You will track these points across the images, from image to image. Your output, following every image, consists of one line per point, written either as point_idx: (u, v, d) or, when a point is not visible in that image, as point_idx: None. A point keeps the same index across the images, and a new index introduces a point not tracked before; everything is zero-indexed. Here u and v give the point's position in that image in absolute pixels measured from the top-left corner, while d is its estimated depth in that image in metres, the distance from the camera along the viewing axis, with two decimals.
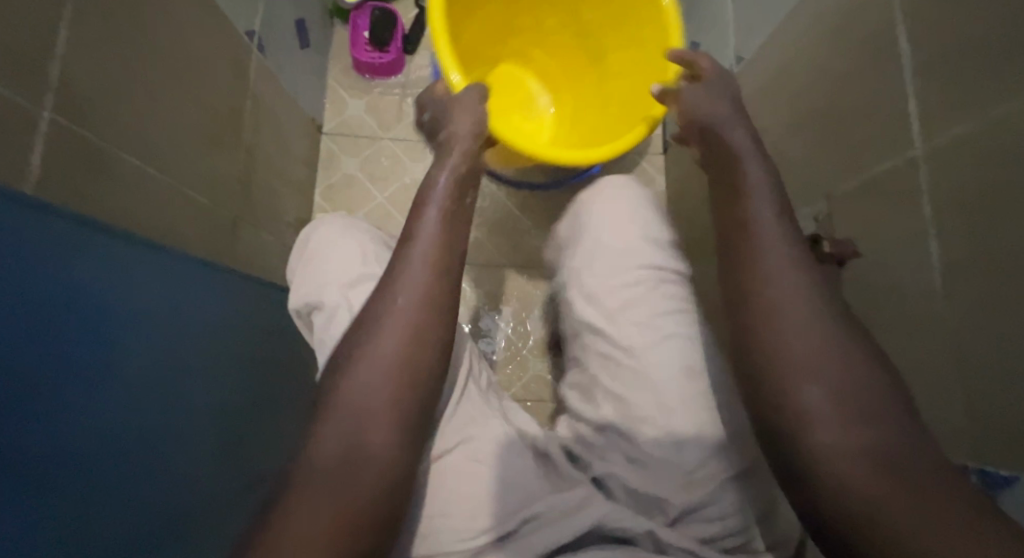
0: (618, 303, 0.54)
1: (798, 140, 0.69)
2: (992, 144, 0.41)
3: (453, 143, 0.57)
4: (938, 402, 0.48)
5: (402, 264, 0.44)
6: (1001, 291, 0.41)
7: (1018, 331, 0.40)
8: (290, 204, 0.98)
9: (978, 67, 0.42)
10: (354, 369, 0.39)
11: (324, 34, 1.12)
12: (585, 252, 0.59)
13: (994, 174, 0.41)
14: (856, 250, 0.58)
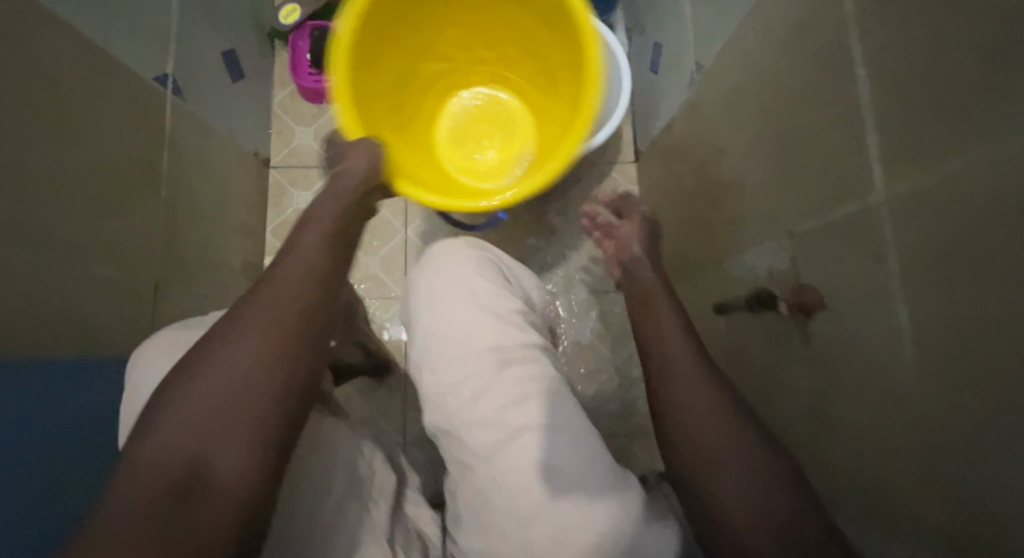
0: (482, 336, 0.51)
1: (750, 159, 0.64)
2: (959, 197, 0.34)
3: (349, 175, 0.56)
4: (901, 452, 0.41)
5: (282, 275, 0.43)
6: (968, 382, 0.34)
7: (988, 441, 0.32)
8: (235, 250, 0.94)
9: (937, 98, 0.35)
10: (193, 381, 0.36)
11: (262, 61, 1.06)
12: (443, 306, 0.54)
13: (964, 232, 0.34)
14: (819, 301, 0.51)
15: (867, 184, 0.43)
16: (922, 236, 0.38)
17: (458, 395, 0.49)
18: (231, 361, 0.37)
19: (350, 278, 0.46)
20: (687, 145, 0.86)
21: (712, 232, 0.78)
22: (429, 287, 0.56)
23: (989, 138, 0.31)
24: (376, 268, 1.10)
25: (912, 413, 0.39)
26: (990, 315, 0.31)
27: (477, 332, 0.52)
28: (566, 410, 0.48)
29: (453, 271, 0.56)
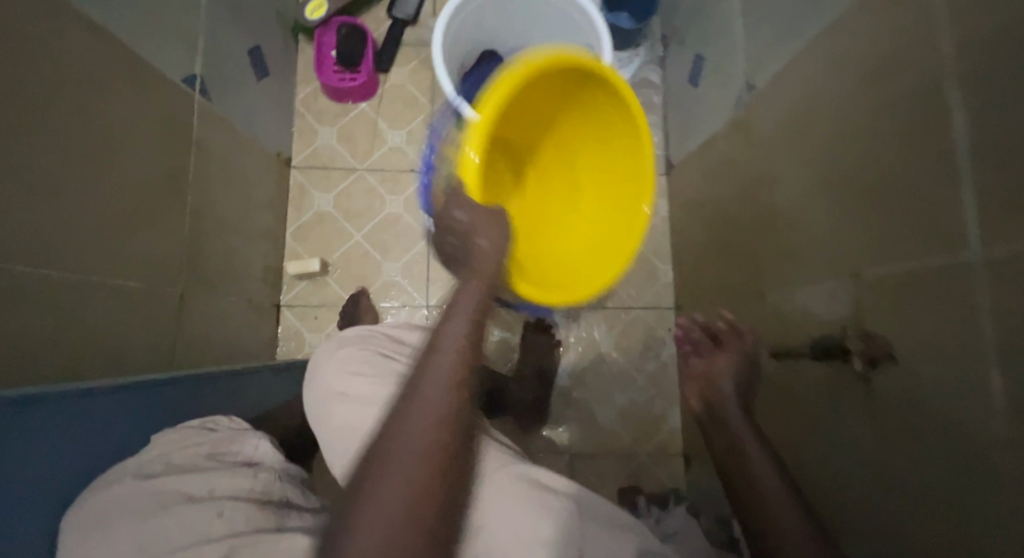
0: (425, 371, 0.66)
1: (806, 188, 0.62)
2: None
3: (478, 255, 0.52)
4: (957, 499, 0.41)
5: (433, 353, 0.38)
6: None
7: None
8: (255, 256, 0.91)
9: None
10: (386, 466, 0.31)
11: (287, 56, 1.03)
12: (331, 377, 0.62)
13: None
14: (886, 353, 0.48)
15: (947, 233, 0.42)
16: (1001, 308, 0.37)
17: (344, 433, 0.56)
18: (406, 452, 0.32)
19: (470, 366, 0.38)
20: (730, 161, 0.83)
21: (757, 261, 0.75)
22: (320, 368, 0.65)
23: None
24: (396, 275, 1.04)
25: (1008, 496, 0.36)
26: None
27: (355, 394, 0.59)
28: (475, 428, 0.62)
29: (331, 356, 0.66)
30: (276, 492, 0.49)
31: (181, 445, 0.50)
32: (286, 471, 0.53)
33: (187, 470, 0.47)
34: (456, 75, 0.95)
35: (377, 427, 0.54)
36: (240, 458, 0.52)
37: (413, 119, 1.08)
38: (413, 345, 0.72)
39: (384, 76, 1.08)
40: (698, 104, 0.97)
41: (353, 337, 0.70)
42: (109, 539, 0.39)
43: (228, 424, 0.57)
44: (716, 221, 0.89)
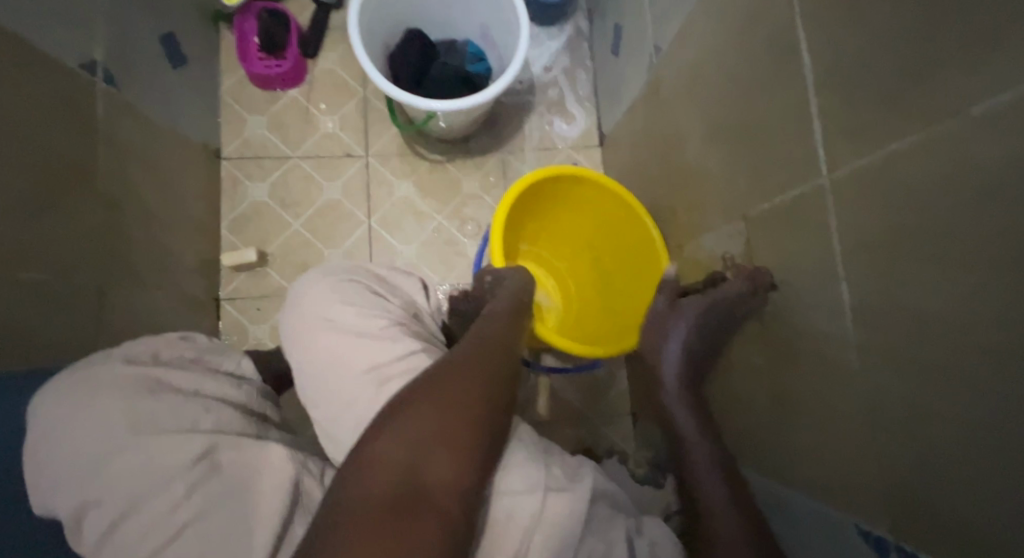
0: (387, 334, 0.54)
1: (704, 138, 0.65)
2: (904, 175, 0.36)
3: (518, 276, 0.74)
4: (837, 406, 0.46)
5: (466, 345, 0.53)
6: (916, 349, 0.36)
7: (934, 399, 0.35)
8: (188, 248, 0.90)
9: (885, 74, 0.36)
10: (438, 391, 0.44)
11: (207, 46, 1.01)
12: (316, 300, 0.57)
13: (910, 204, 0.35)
14: (771, 283, 0.53)
15: (811, 161, 0.45)
16: (860, 223, 0.41)
17: (317, 366, 0.52)
18: (453, 401, 0.44)
19: (492, 368, 0.49)
20: (647, 124, 0.86)
21: (675, 216, 0.78)
22: (304, 294, 0.59)
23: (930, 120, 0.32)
24: (339, 262, 1.04)
25: (871, 391, 0.41)
26: (936, 282, 0.34)
27: (342, 325, 0.54)
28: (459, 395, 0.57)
29: (320, 282, 0.60)
30: (259, 406, 0.53)
31: (171, 347, 0.52)
32: (269, 392, 0.57)
33: (184, 369, 0.49)
34: (382, 52, 0.96)
35: (352, 359, 0.51)
36: (224, 370, 0.55)
37: (345, 103, 1.08)
38: (399, 286, 0.66)
39: (311, 61, 1.08)
40: (620, 72, 0.99)
41: (337, 270, 0.63)
42: (101, 410, 0.41)
43: (204, 340, 0.57)
44: (641, 184, 0.93)
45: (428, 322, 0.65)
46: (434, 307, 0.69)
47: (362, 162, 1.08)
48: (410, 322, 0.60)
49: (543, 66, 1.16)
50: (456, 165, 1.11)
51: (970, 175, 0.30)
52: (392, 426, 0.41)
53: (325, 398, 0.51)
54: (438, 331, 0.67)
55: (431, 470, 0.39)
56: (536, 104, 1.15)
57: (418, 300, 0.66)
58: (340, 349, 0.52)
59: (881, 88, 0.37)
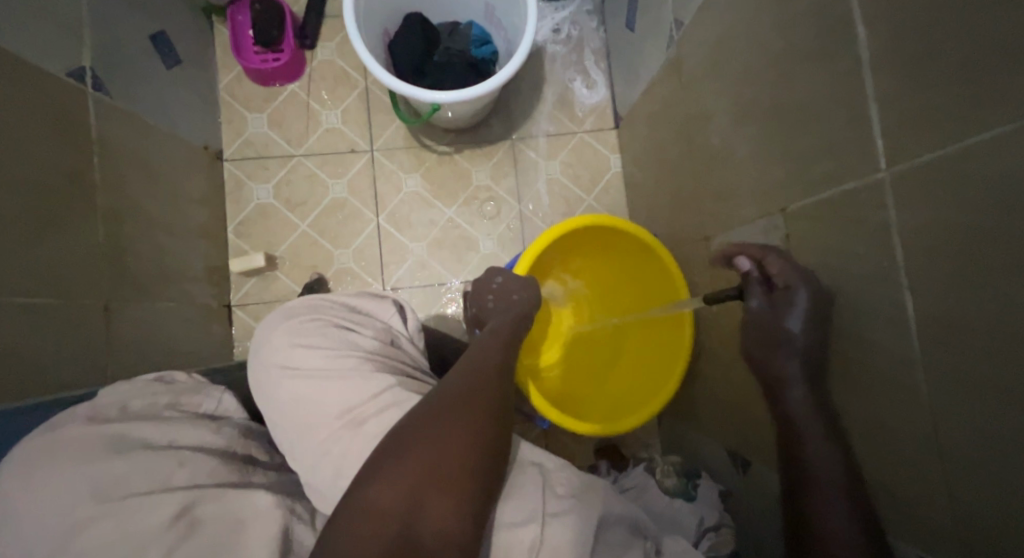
0: (383, 345, 0.67)
1: (734, 123, 0.59)
2: (986, 169, 0.30)
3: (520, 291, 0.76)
4: (892, 426, 0.42)
5: (457, 378, 0.54)
6: (999, 368, 0.31)
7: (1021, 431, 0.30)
8: (196, 256, 0.88)
9: (964, 49, 0.31)
10: (431, 437, 0.46)
11: (201, 42, 0.97)
12: (278, 348, 0.63)
13: (991, 206, 0.30)
14: (812, 285, 0.48)
15: (864, 151, 0.40)
16: (925, 224, 0.36)
17: (290, 410, 0.58)
18: (439, 445, 0.45)
19: (482, 406, 0.50)
20: (668, 106, 0.80)
21: (701, 206, 0.73)
22: (268, 341, 0.66)
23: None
24: (349, 262, 1.02)
25: (938, 414, 0.37)
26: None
27: (309, 370, 0.60)
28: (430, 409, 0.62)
29: (283, 326, 0.67)
30: (239, 447, 0.53)
31: (142, 395, 0.53)
32: (247, 427, 0.58)
33: (155, 420, 0.50)
34: (381, 40, 0.90)
35: (325, 401, 0.57)
36: (201, 410, 0.56)
37: (346, 96, 1.04)
38: (374, 314, 0.73)
39: (309, 52, 1.03)
40: (637, 48, 0.92)
41: (303, 309, 0.70)
42: (59, 487, 0.41)
43: (182, 379, 0.60)
44: (661, 170, 0.87)
45: (407, 345, 0.72)
46: (412, 329, 0.76)
47: (367, 157, 1.04)
48: (385, 347, 0.68)
49: (554, 45, 1.09)
50: (464, 155, 1.06)
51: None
52: (386, 472, 0.43)
53: (304, 441, 0.56)
54: (418, 351, 0.74)
55: (426, 516, 0.41)
56: (547, 86, 1.09)
57: (394, 323, 0.73)
58: (308, 392, 0.58)
59: (954, 69, 0.31)
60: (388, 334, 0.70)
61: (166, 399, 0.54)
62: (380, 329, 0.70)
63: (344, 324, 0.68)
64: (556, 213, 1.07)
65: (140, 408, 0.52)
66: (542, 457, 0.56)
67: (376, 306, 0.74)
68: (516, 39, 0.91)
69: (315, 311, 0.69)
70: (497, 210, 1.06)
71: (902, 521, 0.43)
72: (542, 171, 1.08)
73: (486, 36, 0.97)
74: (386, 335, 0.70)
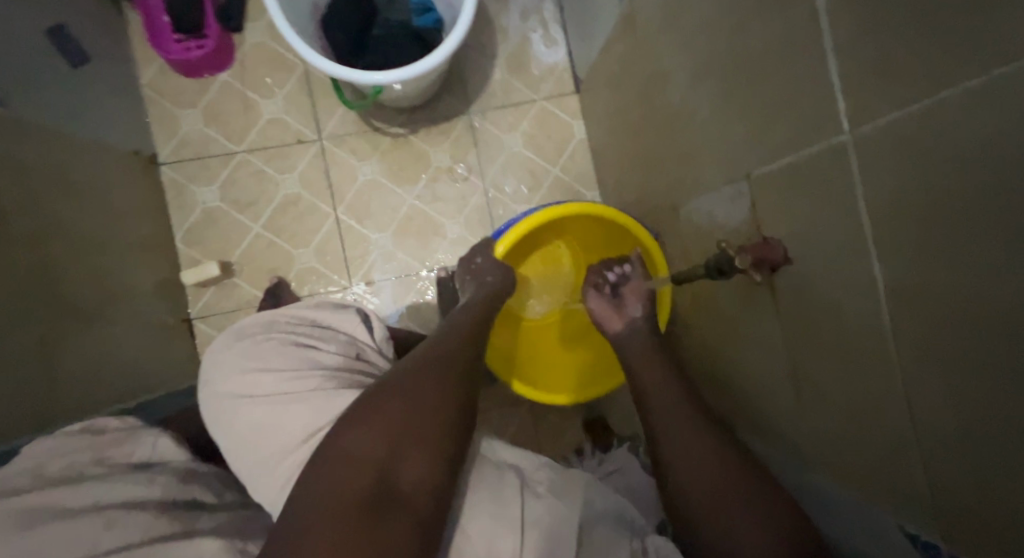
0: (346, 361, 0.64)
1: (692, 82, 0.55)
2: (952, 124, 0.27)
3: (491, 277, 0.73)
4: (867, 400, 0.40)
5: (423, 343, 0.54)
6: (971, 340, 0.29)
7: (998, 409, 0.28)
8: (143, 272, 0.83)
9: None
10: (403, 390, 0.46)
11: (114, 35, 0.89)
12: (233, 372, 0.60)
13: (958, 167, 0.27)
14: (784, 256, 0.45)
15: (826, 109, 0.37)
16: (892, 188, 0.33)
17: (257, 400, 0.56)
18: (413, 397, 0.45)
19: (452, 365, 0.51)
20: (625, 64, 0.75)
21: (665, 172, 0.70)
22: (220, 364, 0.62)
23: (987, 53, 0.24)
24: (311, 261, 0.97)
25: (911, 387, 0.35)
26: (994, 267, 0.26)
27: (269, 383, 0.57)
28: None
29: (233, 349, 0.63)
30: (180, 494, 0.48)
31: (58, 454, 0.46)
32: (189, 470, 0.52)
33: (76, 481, 0.44)
34: (311, 17, 0.83)
35: (285, 423, 0.54)
36: (132, 461, 0.50)
37: (284, 82, 0.97)
38: (335, 326, 0.70)
39: (237, 36, 0.95)
40: (588, 4, 0.86)
41: (256, 328, 0.67)
42: None
43: (110, 428, 0.53)
44: (624, 135, 0.83)
45: (374, 357, 0.69)
46: (379, 340, 0.72)
47: (316, 147, 0.98)
48: (350, 361, 0.64)
49: (502, 7, 1.02)
50: (420, 136, 1.01)
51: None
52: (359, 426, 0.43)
53: (265, 446, 0.53)
54: (388, 361, 0.71)
55: (402, 468, 0.41)
56: (499, 53, 1.02)
57: (359, 335, 0.70)
58: (266, 411, 0.55)
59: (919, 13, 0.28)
60: (352, 349, 0.67)
61: (86, 455, 0.47)
62: (343, 345, 0.67)
63: (303, 341, 0.64)
64: (522, 187, 1.03)
65: (53, 468, 0.44)
66: (518, 456, 0.54)
67: (337, 319, 0.70)
68: (457, 3, 0.84)
69: (278, 329, 0.66)
70: (462, 189, 1.01)
71: (876, 493, 0.41)
72: (504, 145, 1.03)
73: (427, 2, 0.90)
74: (351, 351, 0.66)
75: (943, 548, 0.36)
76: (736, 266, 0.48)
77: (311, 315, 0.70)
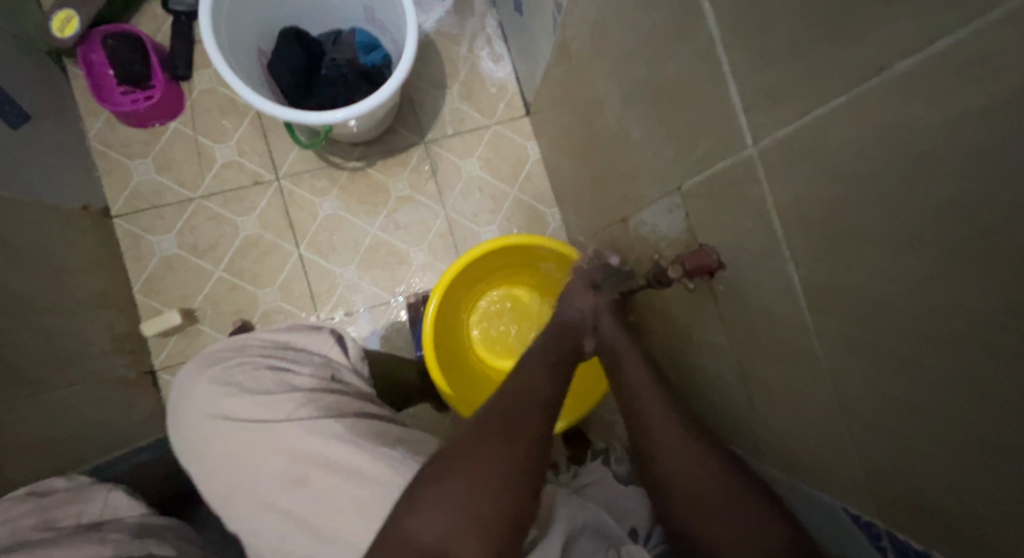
0: (321, 386, 0.62)
1: (622, 105, 0.59)
2: (834, 138, 0.30)
3: None
4: (803, 394, 0.42)
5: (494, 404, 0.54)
6: (877, 329, 0.32)
7: (907, 388, 0.31)
8: (99, 328, 0.82)
9: (792, 20, 0.30)
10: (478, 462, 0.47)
11: (57, 93, 0.89)
12: (206, 401, 0.59)
13: (845, 174, 0.31)
14: (719, 263, 0.48)
15: (733, 127, 0.40)
16: (794, 198, 0.36)
17: (233, 455, 0.55)
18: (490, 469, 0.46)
19: (524, 430, 0.50)
20: (564, 88, 0.79)
21: (611, 186, 0.73)
22: (192, 396, 0.60)
23: (859, 75, 0.27)
24: (276, 300, 0.97)
25: (836, 378, 0.37)
26: (886, 263, 0.30)
27: (240, 418, 0.56)
28: (370, 430, 0.56)
29: (204, 376, 0.61)
30: (134, 549, 0.50)
31: (2, 519, 0.48)
32: (143, 524, 0.54)
33: (21, 547, 0.45)
34: (258, 62, 0.85)
35: (266, 455, 0.54)
36: (82, 518, 0.52)
37: (237, 126, 0.98)
38: (308, 347, 0.69)
39: (185, 84, 0.96)
40: (528, 33, 0.90)
41: (226, 352, 0.64)
42: None
43: (60, 486, 0.55)
44: (572, 154, 0.86)
45: (349, 378, 0.68)
46: (353, 359, 0.71)
47: (274, 186, 0.98)
48: (327, 384, 0.64)
49: (447, 39, 1.05)
50: (377, 168, 1.02)
51: (916, 142, 0.25)
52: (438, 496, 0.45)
53: (242, 492, 0.53)
54: (364, 381, 0.71)
55: (472, 542, 0.43)
56: (447, 83, 1.05)
57: (333, 355, 0.69)
58: (246, 444, 0.55)
59: (798, 37, 0.30)
60: (327, 372, 0.66)
61: (32, 517, 0.49)
62: (317, 368, 0.65)
63: (273, 366, 0.63)
64: (482, 208, 1.05)
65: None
66: None
67: (309, 341, 0.69)
68: (401, 39, 0.87)
69: (247, 350, 0.65)
70: (422, 216, 1.03)
71: (823, 484, 0.44)
72: (461, 170, 1.05)
73: (371, 39, 0.93)
74: (325, 374, 0.65)
75: (881, 525, 0.38)
76: (671, 275, 0.50)
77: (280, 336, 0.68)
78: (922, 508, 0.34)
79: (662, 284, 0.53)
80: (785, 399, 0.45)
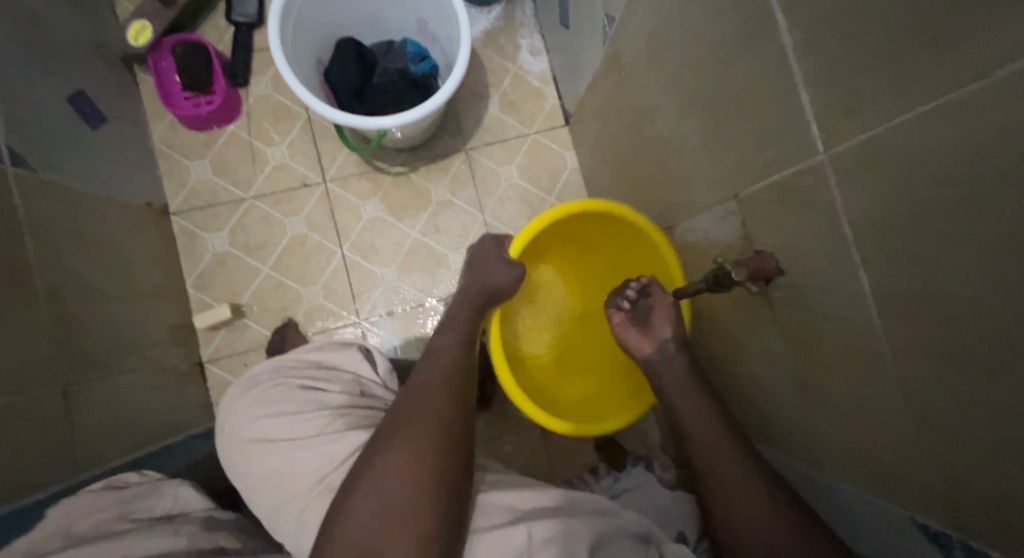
0: (353, 404, 0.62)
1: (676, 117, 0.60)
2: (915, 149, 0.31)
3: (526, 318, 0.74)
4: (869, 401, 0.42)
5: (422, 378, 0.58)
6: (954, 337, 0.32)
7: (985, 395, 0.31)
8: (158, 319, 0.86)
9: (875, 34, 0.31)
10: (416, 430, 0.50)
11: (128, 96, 0.94)
12: (244, 423, 0.60)
13: (925, 183, 0.31)
14: (778, 269, 0.48)
15: (803, 137, 0.41)
16: (868, 207, 0.36)
17: (267, 474, 0.55)
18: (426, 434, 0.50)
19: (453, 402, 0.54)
20: (612, 98, 0.80)
21: (659, 195, 0.74)
22: (233, 410, 0.63)
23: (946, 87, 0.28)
24: (320, 298, 1.00)
25: (909, 386, 0.37)
26: (966, 270, 0.30)
27: (273, 440, 0.57)
28: None
29: (243, 399, 0.63)
30: (204, 541, 0.52)
31: (87, 512, 0.52)
32: (209, 517, 0.57)
33: (108, 537, 0.49)
34: (316, 71, 0.89)
35: (299, 472, 0.54)
36: (156, 513, 0.56)
37: (288, 130, 1.01)
38: (340, 364, 0.69)
39: (243, 90, 1.00)
40: (574, 46, 0.92)
41: (265, 374, 0.66)
42: None
43: (135, 481, 0.60)
44: (615, 163, 0.87)
45: (380, 392, 0.68)
46: (383, 373, 0.71)
47: (321, 188, 1.02)
48: (357, 399, 0.64)
49: (490, 51, 1.08)
50: (420, 173, 1.05)
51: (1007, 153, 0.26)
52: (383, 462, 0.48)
53: (279, 510, 0.53)
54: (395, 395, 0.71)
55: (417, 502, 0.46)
56: (490, 93, 1.08)
57: (363, 372, 0.69)
58: (278, 463, 0.55)
59: (880, 49, 0.31)
60: (356, 389, 0.66)
61: (113, 511, 0.53)
62: (348, 386, 0.65)
63: (303, 386, 0.63)
64: (521, 215, 1.07)
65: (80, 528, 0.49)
66: (528, 500, 0.53)
67: (338, 359, 0.70)
68: (451, 50, 0.89)
69: (281, 372, 0.66)
70: (463, 221, 1.05)
71: (891, 493, 0.43)
72: (501, 178, 1.07)
73: (422, 49, 0.96)
74: (355, 391, 0.65)
75: (953, 535, 0.38)
76: (733, 278, 0.51)
77: (312, 356, 0.69)
78: (997, 517, 0.33)
79: (723, 287, 0.53)
80: (849, 405, 0.45)
